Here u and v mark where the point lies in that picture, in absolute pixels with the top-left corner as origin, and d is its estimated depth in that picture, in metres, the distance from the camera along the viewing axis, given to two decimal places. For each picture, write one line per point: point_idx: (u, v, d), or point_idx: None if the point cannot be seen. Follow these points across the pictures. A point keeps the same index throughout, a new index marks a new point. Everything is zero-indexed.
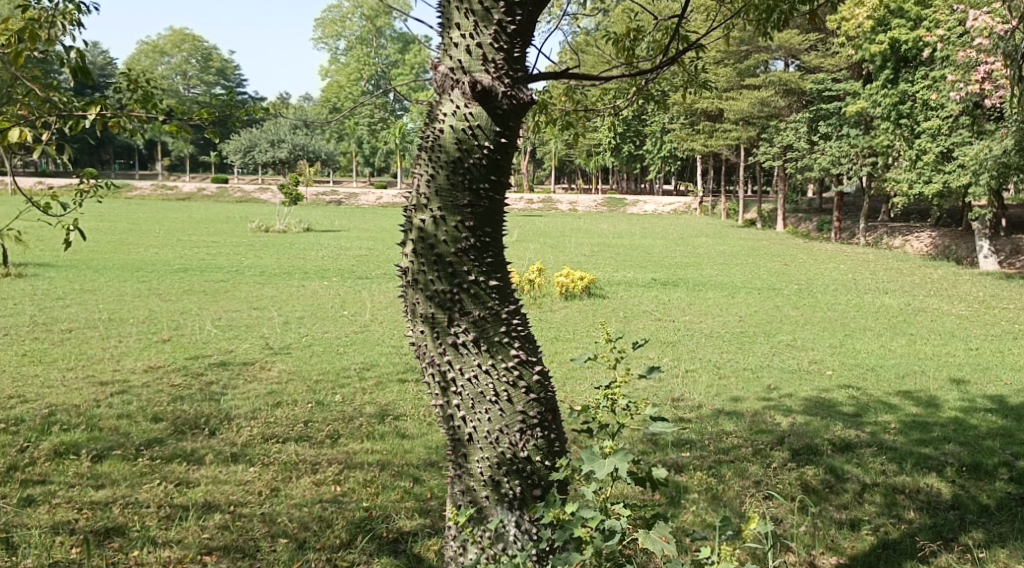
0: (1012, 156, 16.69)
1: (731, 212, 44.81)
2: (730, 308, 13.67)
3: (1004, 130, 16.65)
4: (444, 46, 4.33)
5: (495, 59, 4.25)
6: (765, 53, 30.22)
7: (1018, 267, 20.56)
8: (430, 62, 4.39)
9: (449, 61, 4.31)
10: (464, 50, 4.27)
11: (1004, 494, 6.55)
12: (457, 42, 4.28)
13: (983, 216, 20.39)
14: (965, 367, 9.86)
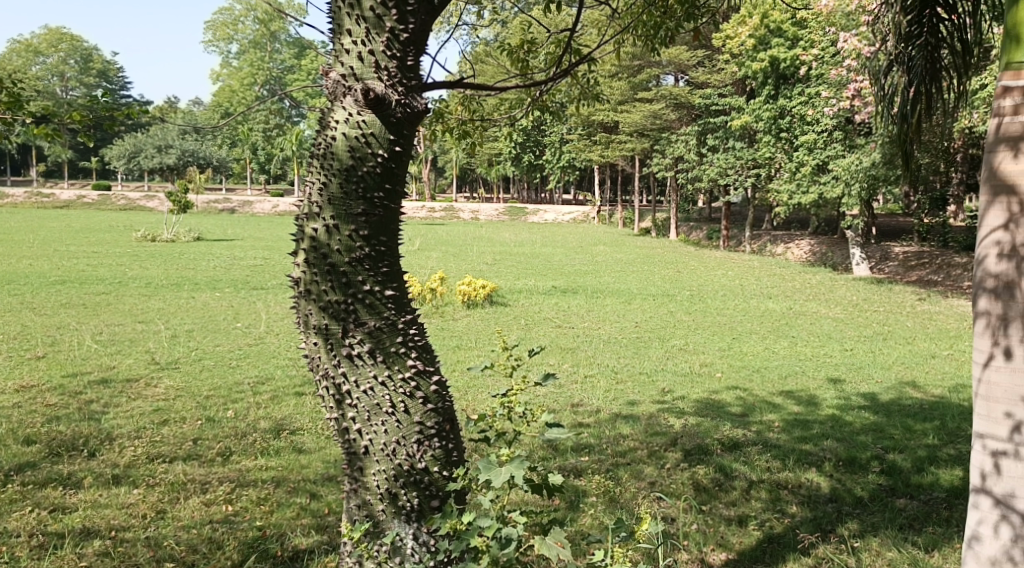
0: (880, 168, 17.73)
1: (627, 221, 45.78)
2: (626, 315, 13.93)
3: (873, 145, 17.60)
4: (335, 53, 4.27)
5: (388, 67, 4.22)
6: (656, 67, 30.99)
7: (886, 273, 21.64)
8: (321, 69, 4.33)
9: (340, 68, 4.25)
10: (356, 57, 4.22)
11: (876, 486, 6.87)
12: (348, 49, 4.23)
13: (855, 225, 21.27)
14: (841, 367, 10.33)
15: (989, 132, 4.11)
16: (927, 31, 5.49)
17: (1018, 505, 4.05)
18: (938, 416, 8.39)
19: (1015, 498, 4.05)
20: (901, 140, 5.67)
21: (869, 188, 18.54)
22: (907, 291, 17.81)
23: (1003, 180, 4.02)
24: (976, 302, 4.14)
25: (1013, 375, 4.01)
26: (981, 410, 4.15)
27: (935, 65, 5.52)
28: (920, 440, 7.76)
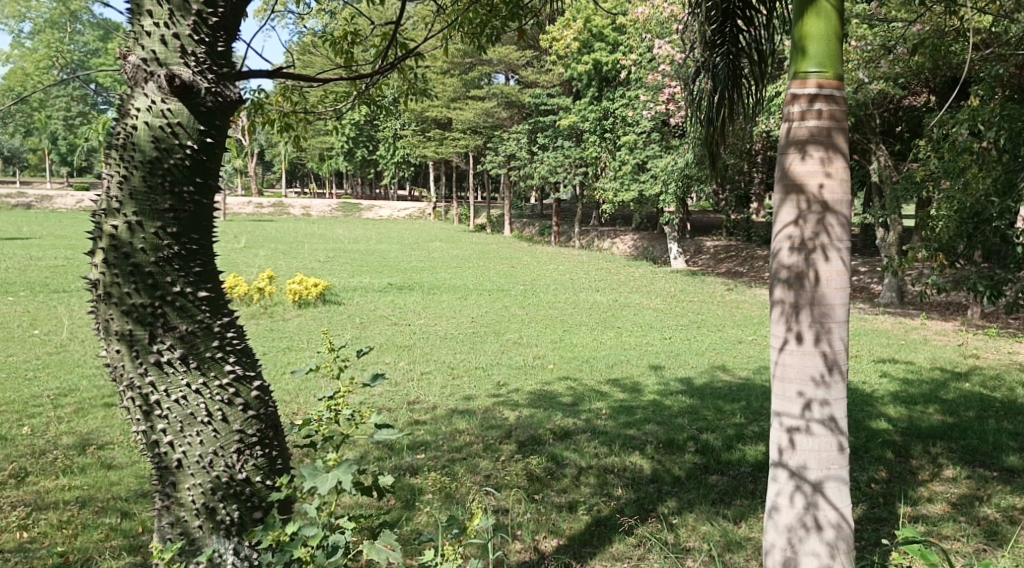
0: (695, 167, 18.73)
1: (462, 217, 46.07)
2: (462, 310, 14.00)
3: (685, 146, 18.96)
4: (135, 35, 4.03)
5: (196, 53, 4.03)
6: (487, 66, 31.33)
7: (700, 265, 22.91)
8: (119, 52, 4.07)
9: (141, 51, 4.02)
10: (159, 40, 3.99)
11: (693, 464, 7.24)
12: (150, 31, 4.00)
13: (673, 222, 22.31)
14: (661, 354, 10.82)
15: (780, 135, 4.40)
16: (728, 41, 5.83)
17: (810, 475, 4.36)
18: (745, 397, 8.94)
19: (807, 470, 4.36)
20: (707, 141, 6.02)
21: (683, 186, 19.51)
22: (719, 282, 18.88)
23: (792, 179, 4.32)
24: (772, 291, 4.42)
25: (804, 358, 4.32)
26: (778, 390, 4.43)
27: (737, 71, 5.91)
28: (729, 420, 8.25)
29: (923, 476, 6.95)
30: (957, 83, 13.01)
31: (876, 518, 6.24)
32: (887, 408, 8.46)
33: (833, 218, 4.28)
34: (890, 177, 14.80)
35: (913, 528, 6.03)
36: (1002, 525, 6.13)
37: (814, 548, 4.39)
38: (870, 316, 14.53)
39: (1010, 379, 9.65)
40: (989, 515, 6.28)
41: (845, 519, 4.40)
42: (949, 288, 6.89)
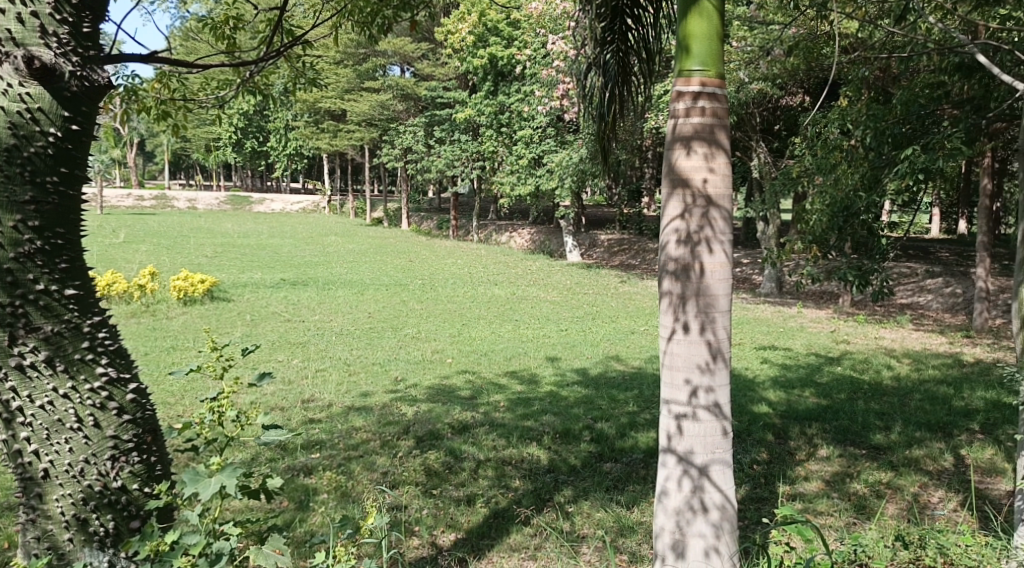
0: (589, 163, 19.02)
1: (358, 211, 45.45)
2: (358, 306, 13.82)
3: (580, 141, 19.27)
4: None
5: (58, 33, 3.85)
6: (381, 58, 30.99)
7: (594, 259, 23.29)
8: None
9: None
10: (15, 19, 3.78)
11: (589, 453, 7.36)
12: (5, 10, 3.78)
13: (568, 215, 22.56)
14: (558, 346, 10.94)
15: (666, 131, 4.49)
16: (617, 39, 5.88)
17: (697, 459, 4.47)
18: (637, 385, 9.13)
19: (693, 454, 4.47)
20: (599, 137, 6.12)
21: (579, 181, 19.77)
22: (614, 275, 19.22)
23: (677, 173, 4.42)
24: (660, 283, 4.52)
25: (689, 346, 4.42)
26: (666, 378, 4.53)
27: (626, 69, 6.00)
28: (623, 408, 8.40)
29: (801, 456, 7.25)
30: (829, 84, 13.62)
31: (759, 498, 6.48)
32: (767, 393, 8.77)
33: (716, 212, 4.39)
34: (768, 174, 15.38)
35: (792, 506, 6.29)
36: (870, 499, 6.46)
37: (700, 530, 4.50)
38: (752, 305, 15.04)
39: (879, 362, 10.15)
40: (859, 491, 6.60)
41: (729, 501, 4.53)
42: (823, 277, 7.20)
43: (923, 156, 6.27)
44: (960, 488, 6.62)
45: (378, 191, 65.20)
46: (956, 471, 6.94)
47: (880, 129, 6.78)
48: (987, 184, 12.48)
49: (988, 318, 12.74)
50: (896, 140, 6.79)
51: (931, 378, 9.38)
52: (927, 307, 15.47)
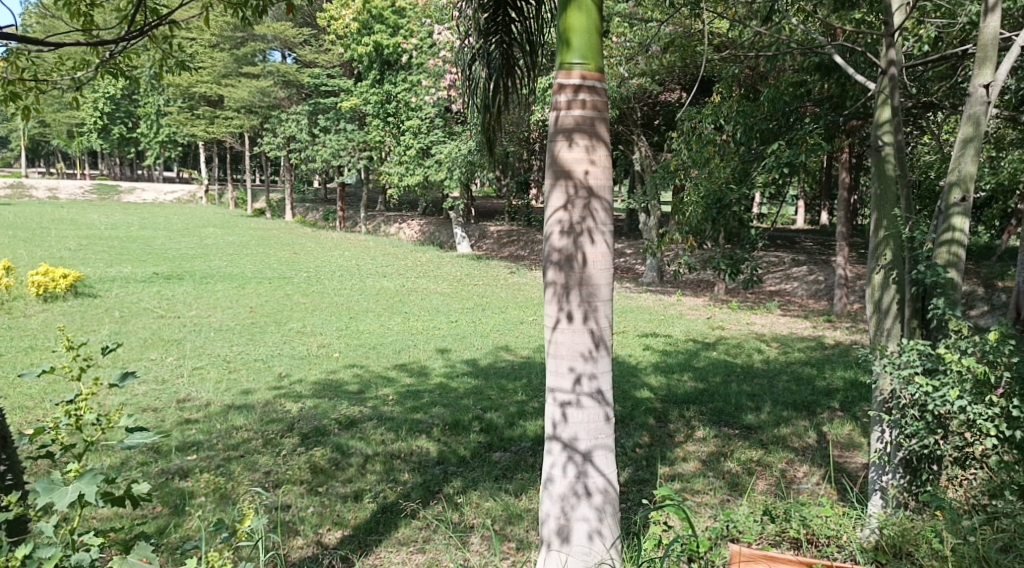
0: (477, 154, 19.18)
1: (238, 202, 44.28)
2: (238, 300, 13.52)
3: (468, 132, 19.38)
4: None
5: None
6: (261, 43, 30.27)
7: (484, 250, 23.47)
8: None
9: None
10: None
11: (478, 444, 7.48)
12: None
13: (457, 206, 22.61)
14: (447, 337, 10.99)
15: (548, 123, 4.59)
16: (501, 29, 6.01)
17: (581, 445, 4.61)
18: (526, 374, 9.29)
19: (578, 441, 4.61)
20: (484, 128, 6.17)
21: (468, 173, 19.92)
22: (502, 266, 19.40)
23: (560, 165, 4.53)
24: (544, 274, 4.62)
25: (574, 335, 4.55)
26: (551, 366, 4.65)
27: (510, 61, 6.12)
28: (511, 398, 8.54)
29: (679, 438, 7.54)
30: (704, 80, 14.16)
31: (641, 480, 6.76)
32: (649, 378, 9.07)
33: (598, 203, 4.53)
34: (648, 167, 15.88)
35: (670, 486, 6.58)
36: (742, 477, 6.81)
37: (584, 514, 4.65)
38: (633, 294, 15.46)
39: (750, 346, 10.62)
40: (732, 469, 6.95)
41: (612, 484, 4.70)
42: (699, 266, 7.47)
43: (788, 151, 6.67)
44: (823, 463, 7.05)
45: (259, 181, 63.58)
46: (818, 447, 7.37)
47: (749, 124, 7.20)
48: (844, 177, 13.13)
49: (846, 302, 13.66)
50: (764, 135, 7.21)
51: (797, 360, 9.90)
52: (793, 293, 16.18)
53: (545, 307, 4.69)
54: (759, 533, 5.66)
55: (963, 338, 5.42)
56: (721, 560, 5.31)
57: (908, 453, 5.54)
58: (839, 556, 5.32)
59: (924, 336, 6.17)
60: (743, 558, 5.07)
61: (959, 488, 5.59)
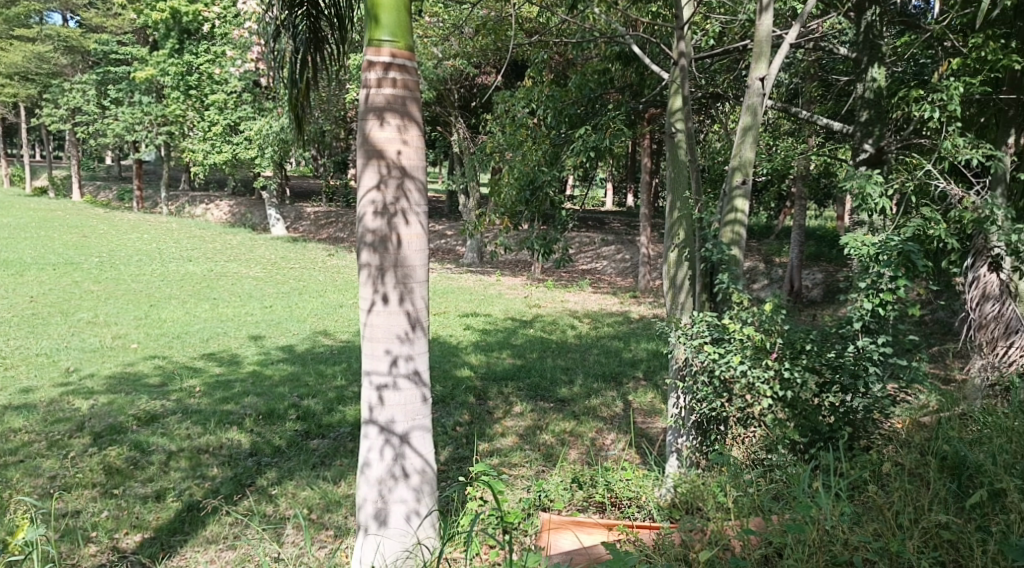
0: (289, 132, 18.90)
1: (13, 180, 40.37)
2: (17, 289, 12.37)
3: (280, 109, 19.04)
4: None
5: None
6: (37, 3, 27.70)
7: (300, 232, 22.94)
8: None
9: None
10: None
11: (293, 432, 7.32)
12: None
13: (270, 187, 21.88)
14: (261, 324, 10.58)
15: (360, 102, 5.06)
16: (308, 2, 6.25)
17: (398, 428, 5.14)
18: (345, 359, 9.14)
19: (394, 424, 5.13)
20: (291, 102, 6.34)
21: (281, 151, 19.84)
22: (318, 248, 18.93)
23: (373, 144, 5.01)
24: (359, 255, 5.09)
25: (389, 316, 5.07)
26: (367, 349, 5.13)
27: (318, 36, 6.35)
28: (330, 383, 8.38)
29: (498, 414, 7.70)
30: (513, 61, 14.71)
31: (461, 457, 6.88)
32: (469, 357, 9.18)
33: (411, 183, 5.07)
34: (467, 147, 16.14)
35: (488, 462, 6.75)
36: (556, 447, 7.07)
37: (402, 495, 5.17)
38: (455, 275, 15.54)
39: (564, 323, 10.97)
40: (547, 440, 7.20)
41: (427, 464, 5.26)
42: (514, 247, 7.57)
43: (594, 136, 6.96)
44: (628, 430, 7.41)
45: (38, 157, 58.44)
46: (624, 414, 7.73)
47: (558, 109, 7.39)
48: (647, 161, 13.85)
49: (649, 278, 14.45)
50: (572, 120, 7.43)
51: (607, 335, 10.36)
52: (603, 271, 17.01)
53: (361, 289, 5.16)
54: (568, 500, 6.14)
55: (745, 311, 6.07)
56: (533, 529, 5.72)
57: (698, 416, 6.17)
58: (638, 516, 5.88)
59: (712, 308, 6.96)
60: (554, 525, 5.57)
61: (742, 446, 6.18)
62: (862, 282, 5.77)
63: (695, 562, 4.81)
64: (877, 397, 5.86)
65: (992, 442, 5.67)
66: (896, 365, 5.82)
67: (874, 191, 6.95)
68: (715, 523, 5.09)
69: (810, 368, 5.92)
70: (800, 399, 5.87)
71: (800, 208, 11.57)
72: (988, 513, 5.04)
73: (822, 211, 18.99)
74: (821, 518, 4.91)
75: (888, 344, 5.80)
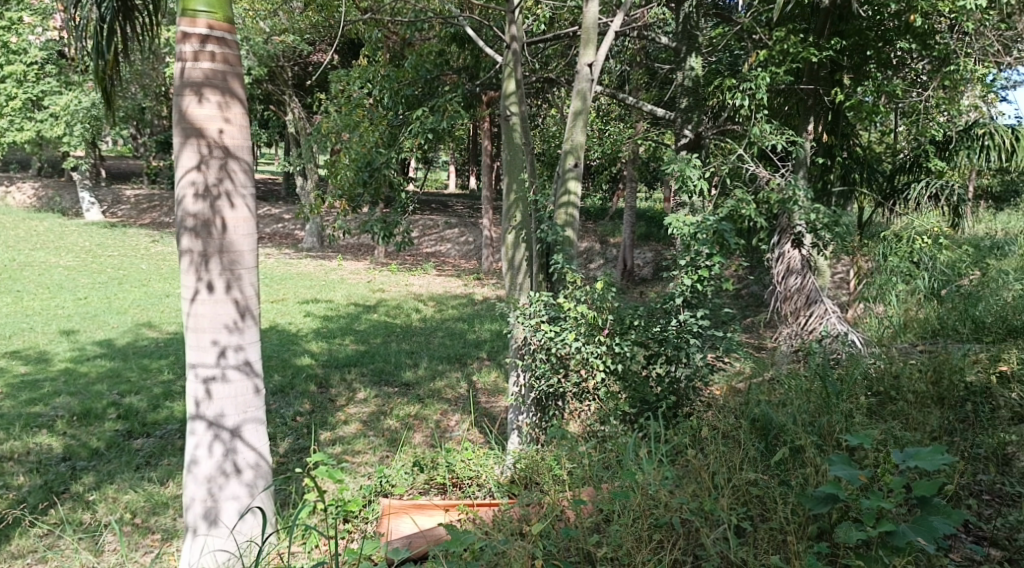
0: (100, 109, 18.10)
1: None
2: None
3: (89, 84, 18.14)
4: None
5: None
6: None
7: (117, 217, 21.45)
8: None
9: None
10: None
11: (113, 432, 6.78)
12: None
13: (82, 167, 20.25)
14: (74, 317, 9.71)
15: (175, 75, 4.74)
16: None
17: (227, 422, 4.89)
18: (171, 351, 8.57)
19: (224, 418, 4.88)
20: (99, 77, 5.86)
21: (91, 129, 18.71)
22: (136, 234, 17.68)
23: (191, 122, 4.71)
24: (179, 241, 4.79)
25: (214, 305, 4.81)
26: (192, 341, 4.85)
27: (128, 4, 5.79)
28: (155, 378, 7.85)
29: (340, 402, 7.51)
30: (346, 41, 14.80)
31: (301, 448, 6.62)
32: (309, 344, 8.89)
33: (235, 164, 4.81)
34: (303, 130, 15.92)
35: (330, 451, 6.56)
36: (401, 432, 6.98)
37: (234, 491, 4.93)
38: (293, 260, 14.96)
39: (409, 307, 10.84)
40: (392, 426, 7.09)
41: (261, 458, 5.03)
42: (354, 230, 7.37)
43: (431, 117, 6.92)
44: (473, 411, 7.42)
45: None
46: (469, 395, 7.77)
47: (394, 90, 7.33)
48: (485, 144, 14.00)
49: (493, 261, 14.65)
50: (408, 101, 7.40)
51: (451, 317, 10.37)
52: (447, 255, 17.18)
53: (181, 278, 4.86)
54: (409, 484, 5.89)
55: (578, 288, 6.28)
56: (375, 515, 5.47)
57: (537, 393, 6.30)
58: (479, 495, 5.64)
59: (549, 288, 6.97)
60: (394, 510, 5.22)
61: (578, 419, 6.35)
62: (682, 259, 6.08)
63: (530, 533, 4.47)
64: (697, 364, 6.05)
65: (793, 403, 5.34)
66: (714, 336, 6.12)
67: (693, 173, 7.29)
68: (551, 495, 4.77)
69: (638, 342, 6.13)
70: (631, 371, 6.09)
71: (631, 189, 12.14)
72: (790, 468, 4.72)
73: (652, 193, 19.77)
74: (645, 482, 4.56)
75: (706, 316, 6.07)
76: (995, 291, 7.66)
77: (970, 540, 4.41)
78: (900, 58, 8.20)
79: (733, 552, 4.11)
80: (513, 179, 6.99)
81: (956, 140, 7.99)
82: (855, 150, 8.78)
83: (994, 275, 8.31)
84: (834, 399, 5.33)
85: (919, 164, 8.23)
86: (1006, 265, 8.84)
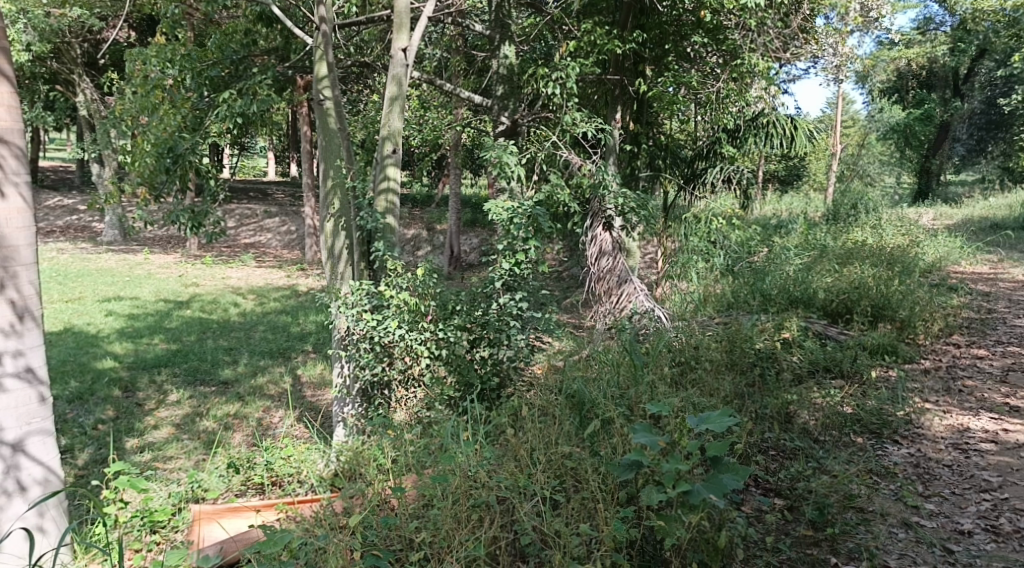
0: None
1: None
2: None
3: None
4: None
5: None
6: None
7: None
8: None
9: None
10: None
11: None
12: None
13: None
14: None
15: None
16: None
17: (7, 437, 4.66)
18: None
19: (4, 432, 4.64)
20: None
21: None
22: None
23: None
24: None
25: None
26: None
27: None
28: None
29: (148, 406, 7.25)
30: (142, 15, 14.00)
31: (102, 459, 6.36)
32: (112, 346, 8.49)
33: (5, 149, 4.58)
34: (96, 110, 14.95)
35: (137, 460, 6.33)
36: (218, 433, 6.84)
37: (17, 511, 4.69)
38: (90, 255, 14.14)
39: (226, 301, 10.54)
40: (207, 428, 6.92)
41: (49, 472, 4.80)
42: (157, 219, 7.14)
43: (239, 101, 6.76)
44: (295, 405, 7.36)
45: None
46: (293, 389, 7.71)
47: (197, 70, 7.13)
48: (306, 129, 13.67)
49: (316, 251, 14.44)
50: (214, 82, 7.23)
51: (272, 309, 10.21)
52: (268, 245, 16.78)
53: None
54: (224, 487, 5.79)
55: (399, 276, 6.38)
56: (185, 523, 5.33)
57: (362, 383, 6.37)
58: (300, 491, 5.63)
59: (370, 275, 6.92)
60: (205, 516, 5.14)
61: (404, 407, 6.35)
62: (500, 243, 6.27)
63: (348, 526, 4.53)
64: (519, 345, 6.26)
65: (604, 377, 5.65)
66: (534, 318, 6.36)
67: (510, 160, 7.50)
68: (373, 486, 4.84)
69: (461, 327, 6.27)
70: (456, 355, 6.20)
71: (455, 175, 12.30)
72: (601, 438, 5.00)
73: (475, 179, 20.04)
74: (464, 465, 4.74)
75: (526, 299, 6.31)
76: (779, 266, 8.37)
77: (759, 491, 4.92)
78: (695, 52, 8.73)
79: (546, 524, 4.36)
80: (330, 165, 6.91)
81: (743, 128, 8.57)
82: (661, 138, 9.36)
83: (779, 252, 9.08)
84: (640, 370, 5.70)
85: (714, 151, 8.76)
86: (790, 242, 9.69)
